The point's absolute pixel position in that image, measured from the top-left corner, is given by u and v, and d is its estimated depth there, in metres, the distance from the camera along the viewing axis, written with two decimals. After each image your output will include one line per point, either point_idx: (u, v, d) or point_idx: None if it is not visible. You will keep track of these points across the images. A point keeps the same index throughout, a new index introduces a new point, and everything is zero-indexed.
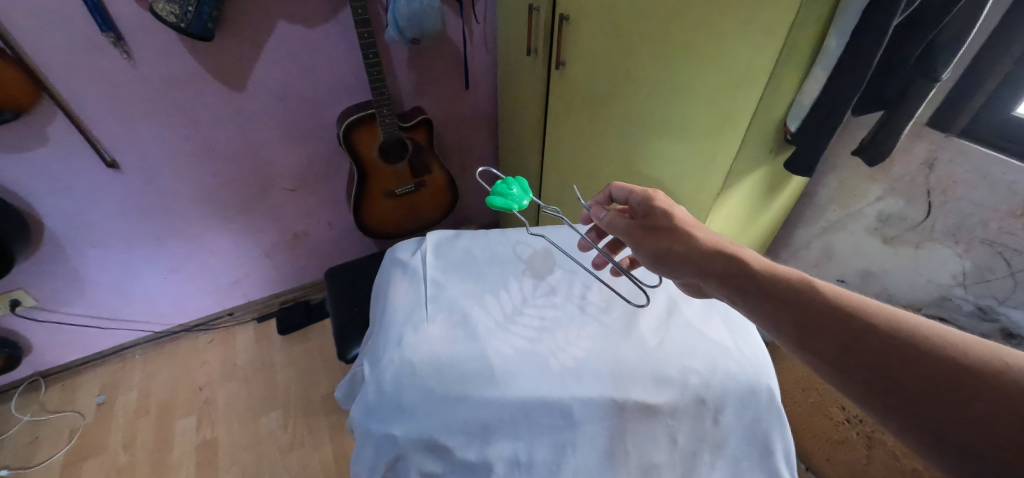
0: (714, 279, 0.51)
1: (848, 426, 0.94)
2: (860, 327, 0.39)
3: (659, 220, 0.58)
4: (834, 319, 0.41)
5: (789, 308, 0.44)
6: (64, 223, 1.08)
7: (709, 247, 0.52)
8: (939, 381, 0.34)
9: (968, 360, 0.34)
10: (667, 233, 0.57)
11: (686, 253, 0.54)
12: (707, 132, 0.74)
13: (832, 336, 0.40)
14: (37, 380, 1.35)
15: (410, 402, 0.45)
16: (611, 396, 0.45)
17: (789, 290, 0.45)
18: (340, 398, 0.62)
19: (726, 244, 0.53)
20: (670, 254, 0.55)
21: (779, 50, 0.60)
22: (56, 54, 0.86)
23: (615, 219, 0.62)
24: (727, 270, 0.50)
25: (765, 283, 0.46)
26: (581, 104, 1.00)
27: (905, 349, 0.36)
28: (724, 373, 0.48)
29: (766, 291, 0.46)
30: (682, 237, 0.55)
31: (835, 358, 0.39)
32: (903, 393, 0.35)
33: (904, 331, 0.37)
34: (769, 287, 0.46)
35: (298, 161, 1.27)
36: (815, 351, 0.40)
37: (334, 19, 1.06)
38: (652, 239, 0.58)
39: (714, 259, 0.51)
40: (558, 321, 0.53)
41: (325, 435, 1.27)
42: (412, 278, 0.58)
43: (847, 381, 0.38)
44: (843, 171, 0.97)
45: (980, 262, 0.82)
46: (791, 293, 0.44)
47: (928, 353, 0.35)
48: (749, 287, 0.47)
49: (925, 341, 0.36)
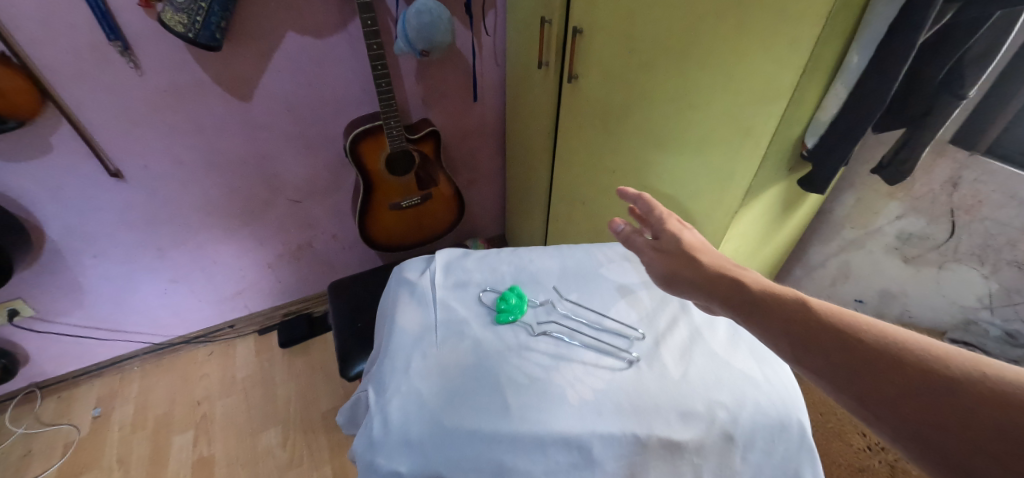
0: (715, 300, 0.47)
1: (869, 453, 0.91)
2: (852, 343, 0.35)
3: (670, 242, 0.54)
4: (828, 336, 0.37)
5: (783, 326, 0.40)
6: (65, 232, 1.06)
7: (713, 270, 0.48)
8: (930, 397, 0.30)
9: (963, 377, 0.30)
10: (676, 255, 0.53)
11: (689, 273, 0.50)
12: (725, 148, 0.72)
13: (831, 355, 0.36)
14: (32, 392, 1.32)
15: (417, 436, 0.43)
16: (633, 432, 0.43)
17: (782, 308, 0.41)
18: (342, 423, 0.59)
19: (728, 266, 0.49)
20: (676, 274, 0.52)
21: (802, 68, 0.58)
22: (63, 62, 0.85)
23: (630, 237, 0.58)
24: (726, 289, 0.46)
25: (759, 303, 0.43)
26: (594, 118, 0.98)
27: (897, 367, 0.33)
28: (753, 407, 0.45)
29: (762, 307, 0.42)
30: (690, 260, 0.51)
31: (829, 376, 0.35)
32: (896, 411, 0.31)
33: (898, 347, 0.34)
34: (764, 304, 0.42)
35: (304, 172, 1.26)
36: (812, 369, 0.37)
37: (343, 31, 1.05)
38: (662, 262, 0.53)
39: (713, 280, 0.48)
40: (575, 349, 0.51)
41: (325, 453, 1.23)
42: (419, 300, 0.55)
43: (845, 401, 0.35)
44: (860, 187, 0.93)
45: (1009, 285, 0.80)
46: (783, 311, 0.40)
47: (923, 372, 0.31)
48: (746, 307, 0.43)
49: (919, 359, 0.32)
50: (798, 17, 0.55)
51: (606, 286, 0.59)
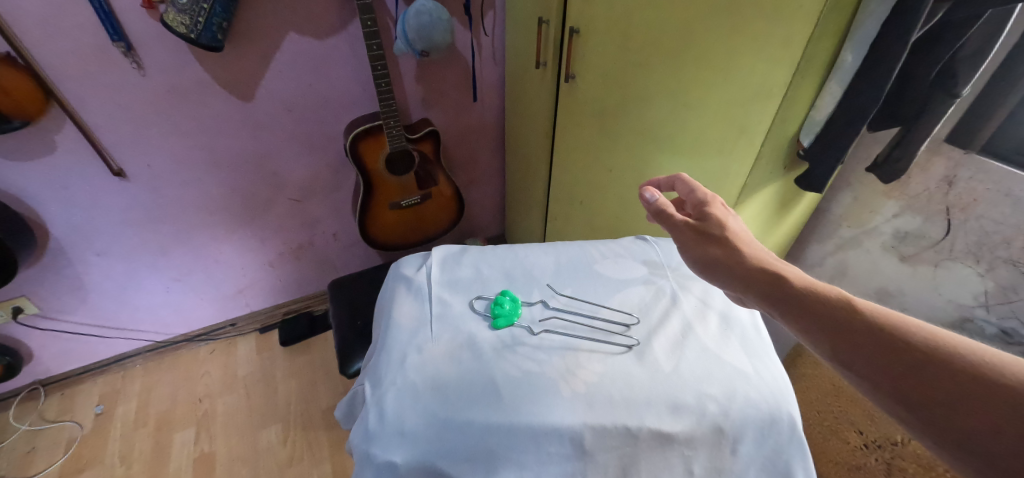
0: (754, 292, 0.49)
1: (865, 451, 0.89)
2: (892, 340, 0.37)
3: (713, 228, 0.55)
4: (866, 332, 0.39)
5: (817, 316, 0.42)
6: (69, 231, 1.08)
7: (754, 264, 0.50)
8: (964, 392, 0.32)
9: (999, 377, 0.32)
10: (717, 243, 0.54)
11: (729, 266, 0.51)
12: (721, 145, 0.73)
13: (864, 346, 0.38)
14: (36, 389, 1.33)
15: (412, 427, 0.43)
16: (624, 424, 0.43)
17: (821, 302, 0.43)
18: (340, 417, 0.60)
19: (770, 260, 0.50)
20: (716, 263, 0.53)
21: (796, 64, 0.59)
22: (68, 63, 0.87)
23: (666, 212, 0.58)
24: (759, 280, 0.48)
25: (798, 297, 0.45)
26: (592, 117, 0.99)
27: (934, 364, 0.34)
28: (743, 401, 0.46)
29: (801, 303, 0.44)
30: (731, 251, 0.52)
31: (863, 367, 0.38)
32: (929, 403, 0.33)
33: (937, 347, 0.35)
34: (804, 299, 0.44)
35: (305, 171, 1.27)
36: (847, 360, 0.39)
37: (343, 31, 1.06)
38: (698, 244, 0.55)
39: (752, 273, 0.49)
40: (568, 342, 0.51)
41: (324, 451, 1.24)
42: (416, 295, 0.56)
43: (872, 389, 0.37)
44: (856, 185, 0.94)
45: (1004, 283, 0.78)
46: (822, 306, 0.42)
47: (960, 370, 0.33)
48: (781, 299, 0.46)
49: (958, 360, 0.34)
50: (792, 16, 0.56)
51: (600, 281, 0.59)
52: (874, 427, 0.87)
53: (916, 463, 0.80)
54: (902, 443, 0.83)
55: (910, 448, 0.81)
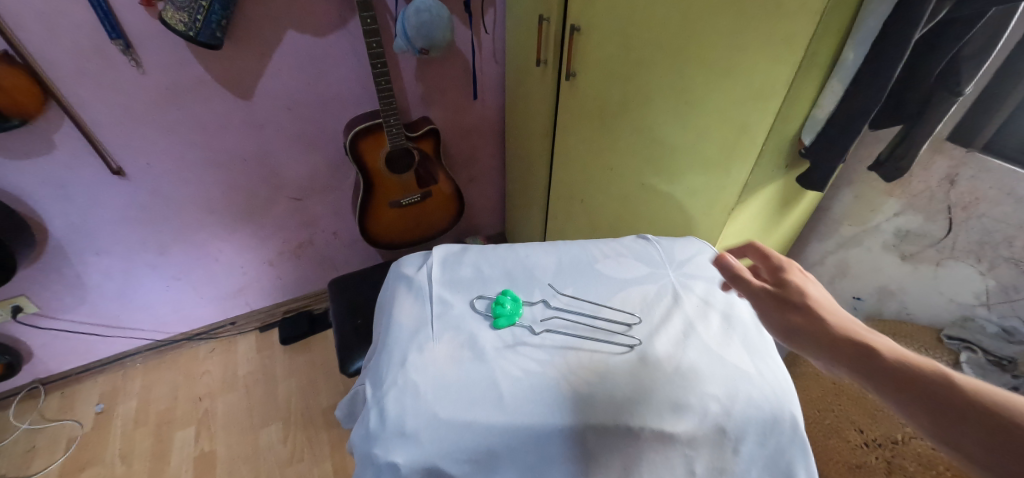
0: (846, 370, 0.40)
1: (867, 450, 0.88)
2: None
3: (793, 294, 0.46)
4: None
5: (935, 409, 0.34)
6: (68, 230, 1.07)
7: (843, 335, 0.41)
8: None
9: None
10: (799, 310, 0.44)
11: (816, 338, 0.42)
12: (722, 144, 0.72)
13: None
14: (36, 388, 1.33)
15: (413, 428, 0.43)
16: (626, 424, 0.43)
17: (943, 390, 0.34)
18: (341, 416, 0.60)
19: (862, 331, 0.41)
20: (799, 333, 0.43)
21: (797, 66, 0.58)
22: (66, 61, 0.86)
23: (741, 274, 0.48)
24: (858, 362, 0.39)
25: (911, 380, 0.36)
26: (592, 115, 0.99)
27: None
28: (745, 400, 0.45)
29: (918, 389, 0.35)
30: (816, 318, 0.43)
31: None
32: None
33: None
34: (919, 383, 0.35)
35: (304, 169, 1.27)
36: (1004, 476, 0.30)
37: (342, 29, 1.06)
38: (774, 309, 0.46)
39: (843, 345, 0.40)
40: (571, 342, 0.51)
41: (325, 449, 1.24)
42: (416, 294, 0.56)
43: None
44: (857, 184, 0.93)
45: (1005, 281, 0.78)
46: (950, 397, 0.34)
47: None
48: (891, 385, 0.37)
49: None
50: (793, 15, 0.55)
51: (601, 280, 0.59)
52: (875, 425, 0.89)
53: (917, 462, 0.81)
54: (902, 441, 0.84)
55: (911, 446, 0.82)
